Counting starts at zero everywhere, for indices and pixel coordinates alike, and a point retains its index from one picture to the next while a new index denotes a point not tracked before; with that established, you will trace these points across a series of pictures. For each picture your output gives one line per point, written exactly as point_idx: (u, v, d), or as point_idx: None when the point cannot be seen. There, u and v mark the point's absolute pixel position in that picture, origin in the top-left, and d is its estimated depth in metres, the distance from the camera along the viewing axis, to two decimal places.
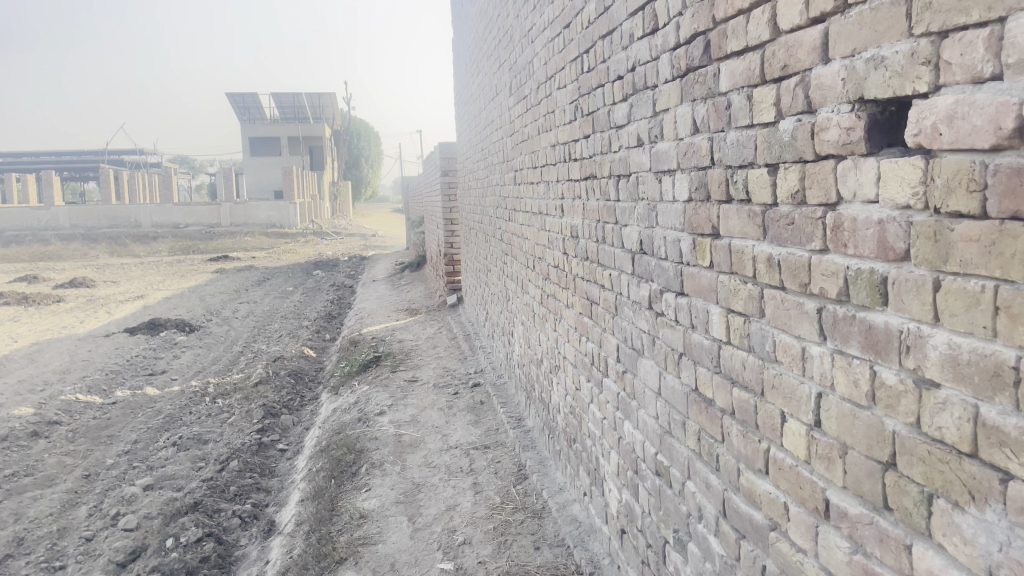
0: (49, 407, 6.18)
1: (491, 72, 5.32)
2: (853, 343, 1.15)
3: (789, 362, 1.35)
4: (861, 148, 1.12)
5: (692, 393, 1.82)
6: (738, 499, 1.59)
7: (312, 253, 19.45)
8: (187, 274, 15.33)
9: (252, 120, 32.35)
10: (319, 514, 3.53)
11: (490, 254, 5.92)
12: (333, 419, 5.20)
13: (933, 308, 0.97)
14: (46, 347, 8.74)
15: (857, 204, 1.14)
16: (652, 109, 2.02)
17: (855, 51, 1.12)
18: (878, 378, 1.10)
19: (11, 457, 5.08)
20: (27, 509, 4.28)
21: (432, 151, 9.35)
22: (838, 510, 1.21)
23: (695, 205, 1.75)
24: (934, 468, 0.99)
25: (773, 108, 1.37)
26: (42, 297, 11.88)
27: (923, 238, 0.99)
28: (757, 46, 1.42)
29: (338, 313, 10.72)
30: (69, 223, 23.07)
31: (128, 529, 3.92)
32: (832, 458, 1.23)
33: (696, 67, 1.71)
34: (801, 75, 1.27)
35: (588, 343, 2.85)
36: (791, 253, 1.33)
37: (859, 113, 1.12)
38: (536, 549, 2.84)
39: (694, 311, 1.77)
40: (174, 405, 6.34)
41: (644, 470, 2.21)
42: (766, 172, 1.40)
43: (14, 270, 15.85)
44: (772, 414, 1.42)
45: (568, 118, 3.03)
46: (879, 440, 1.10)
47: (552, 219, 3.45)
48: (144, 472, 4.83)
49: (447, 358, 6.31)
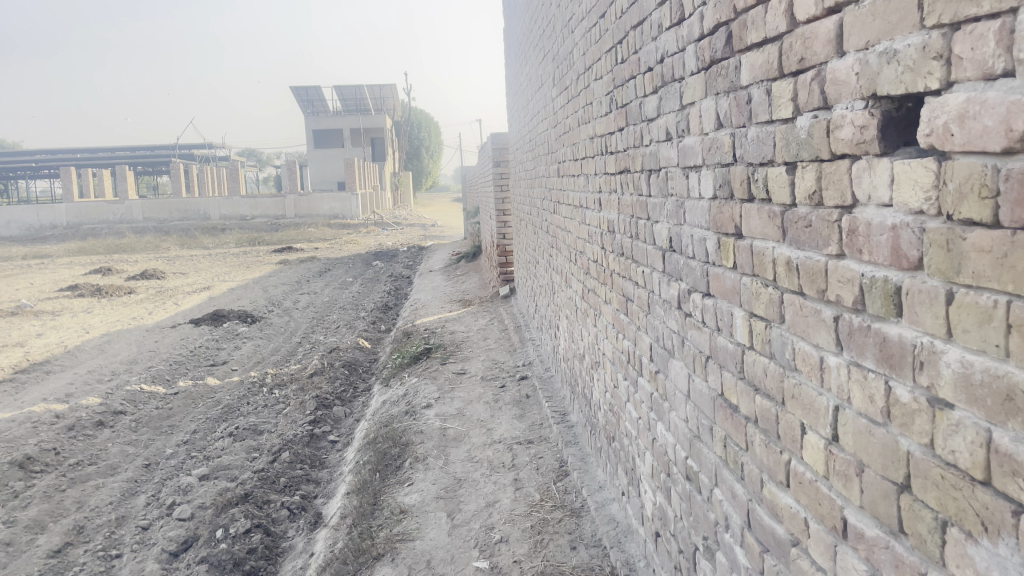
0: (115, 397, 6.39)
1: (537, 62, 5.23)
2: (868, 356, 1.08)
3: (808, 372, 1.28)
4: (875, 147, 1.04)
5: (718, 398, 1.76)
6: (762, 510, 1.52)
7: (372, 244, 19.67)
8: (252, 265, 15.69)
9: (315, 113, 32.90)
10: (362, 508, 3.55)
11: (538, 246, 5.87)
12: (382, 411, 5.24)
13: (946, 322, 0.90)
14: (116, 338, 9.04)
15: (872, 208, 1.07)
16: (679, 103, 1.95)
17: (868, 44, 1.04)
18: (892, 394, 1.03)
19: (77, 446, 5.28)
20: (89, 498, 4.45)
21: (484, 142, 9.36)
22: (855, 530, 1.14)
23: (720, 203, 1.68)
24: (947, 495, 0.92)
25: (790, 105, 1.30)
26: (115, 289, 12.29)
27: (936, 246, 0.91)
28: (775, 39, 1.35)
29: (395, 303, 10.84)
30: (142, 216, 23.80)
31: (182, 519, 4.02)
32: (849, 476, 1.16)
33: (719, 59, 1.64)
34: (817, 69, 1.20)
35: (625, 341, 2.79)
36: (809, 257, 1.25)
37: (873, 110, 1.05)
38: (572, 549, 2.82)
39: (720, 313, 1.70)
40: (233, 395, 6.50)
41: (676, 474, 2.16)
42: (784, 171, 1.33)
43: (89, 262, 16.42)
44: (793, 424, 1.35)
45: (605, 110, 2.96)
46: (894, 460, 1.03)
47: (591, 213, 3.40)
48: (201, 462, 4.95)
49: (497, 350, 6.31)
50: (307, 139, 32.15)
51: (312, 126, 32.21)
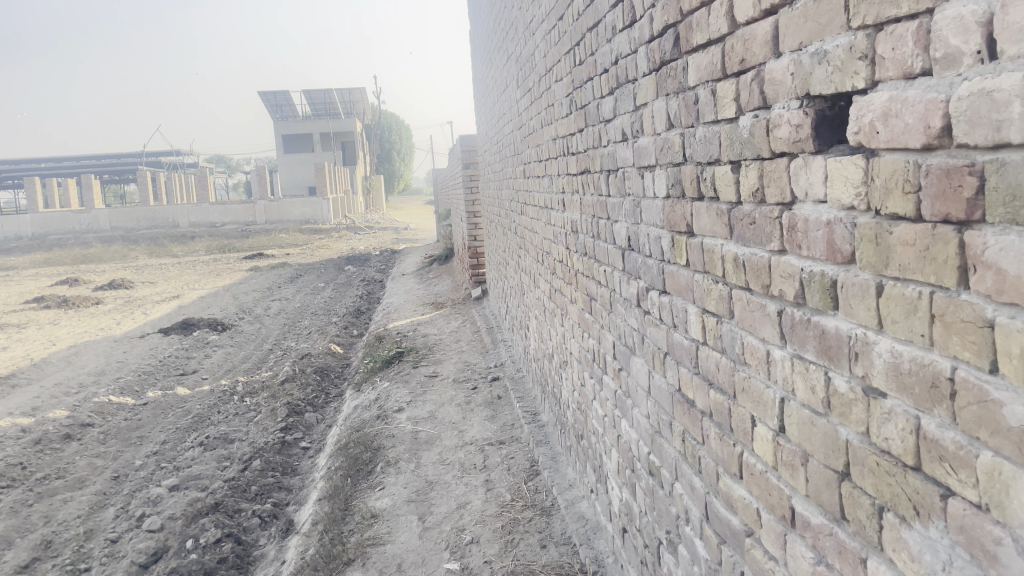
0: (82, 410, 6.31)
1: (502, 63, 5.24)
2: (809, 348, 1.11)
3: (756, 365, 1.31)
4: (810, 145, 1.07)
5: (676, 393, 1.78)
6: (718, 503, 1.55)
7: (344, 249, 19.60)
8: (222, 272, 15.54)
9: (284, 117, 32.67)
10: (333, 514, 3.54)
11: (508, 247, 5.88)
12: (354, 416, 5.22)
13: (877, 312, 0.93)
14: (83, 349, 8.92)
15: (809, 204, 1.09)
16: (633, 104, 1.98)
17: (802, 45, 1.07)
18: (831, 385, 1.05)
19: (44, 461, 5.21)
20: (56, 511, 4.39)
21: (453, 145, 9.36)
22: (802, 519, 1.17)
23: (672, 202, 1.71)
24: (882, 481, 0.95)
25: (733, 105, 1.33)
26: (82, 300, 12.12)
27: (866, 241, 0.94)
28: (718, 40, 1.38)
29: (367, 308, 10.80)
30: (109, 225, 23.48)
31: (152, 530, 3.98)
32: (795, 466, 1.18)
33: (668, 61, 1.66)
34: (756, 70, 1.23)
35: (590, 339, 2.82)
36: (754, 253, 1.28)
37: (807, 109, 1.08)
38: (542, 548, 2.83)
39: (675, 310, 1.73)
40: (203, 404, 6.44)
41: (640, 470, 2.18)
42: (730, 170, 1.36)
43: (55, 273, 16.17)
44: (744, 417, 1.38)
45: (565, 111, 2.99)
46: (834, 449, 1.06)
47: (556, 214, 3.43)
48: (171, 472, 4.91)
49: (469, 352, 6.32)
50: (277, 144, 31.93)
51: (281, 131, 31.98)
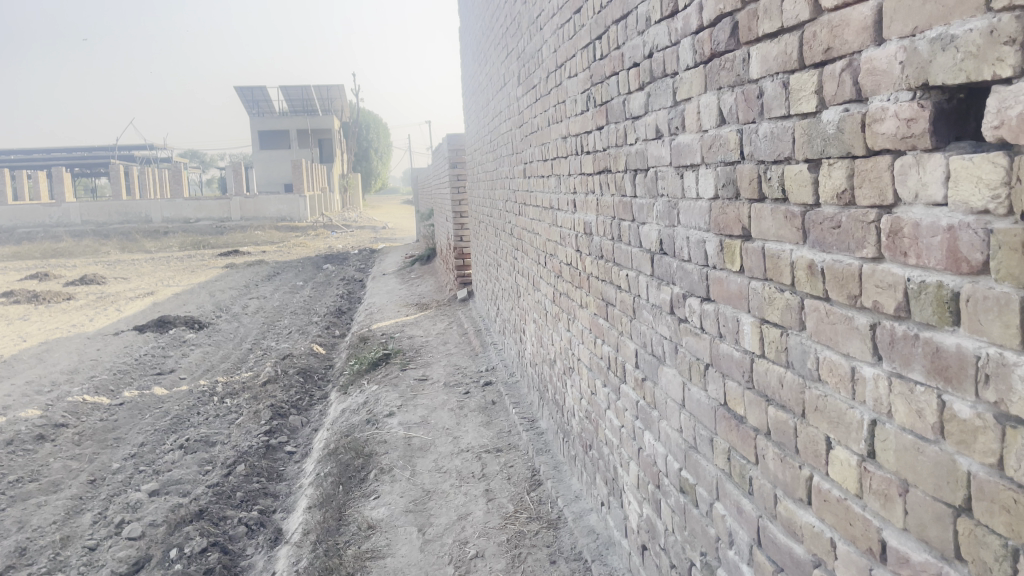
0: (56, 409, 6.08)
1: (499, 60, 5.12)
2: (916, 367, 1.00)
3: (836, 383, 1.20)
4: (925, 142, 0.97)
5: (720, 408, 1.67)
6: (775, 528, 1.44)
7: (322, 247, 19.31)
8: (197, 269, 15.24)
9: (262, 113, 32.24)
10: (326, 523, 3.39)
11: (500, 248, 5.77)
12: (342, 420, 5.06)
13: (1019, 332, 0.83)
14: (55, 346, 8.64)
15: (919, 207, 0.99)
16: (672, 99, 1.87)
17: (916, 30, 0.97)
18: (947, 409, 0.95)
19: (16, 462, 4.99)
20: (31, 517, 4.20)
21: (440, 144, 9.21)
22: (897, 555, 1.07)
23: (722, 204, 1.60)
24: (1021, 520, 0.84)
25: (813, 97, 1.22)
26: (53, 295, 11.79)
27: (1007, 249, 0.84)
28: (794, 27, 1.27)
29: (347, 307, 10.61)
30: (79, 219, 22.93)
31: (132, 538, 3.81)
32: (889, 496, 1.08)
33: (722, 52, 1.56)
34: (847, 59, 1.12)
35: (604, 347, 2.71)
36: (838, 260, 1.17)
37: (922, 102, 0.97)
38: (552, 563, 2.72)
39: (722, 318, 1.62)
40: (182, 405, 6.23)
41: (667, 486, 2.07)
42: (806, 169, 1.25)
43: (23, 268, 15.72)
44: (815, 439, 1.27)
45: (580, 108, 2.88)
46: (950, 481, 0.95)
47: (564, 214, 3.31)
48: (150, 476, 4.71)
49: (458, 355, 6.19)
50: (254, 140, 31.53)
51: (258, 127, 31.59)
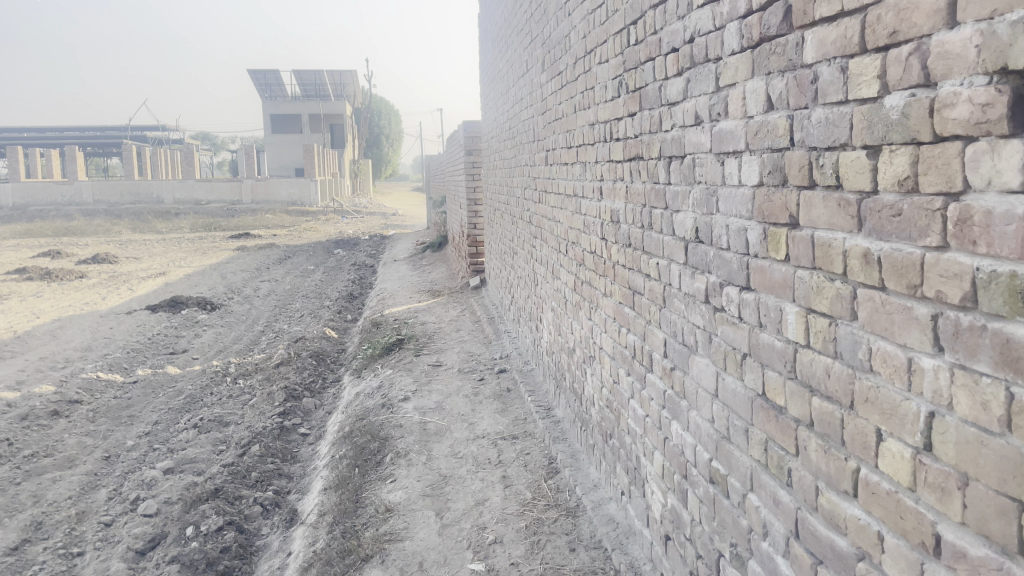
0: (70, 386, 6.10)
1: (523, 46, 5.07)
2: (983, 359, 0.98)
3: (890, 373, 1.18)
4: (1001, 128, 0.94)
5: (757, 398, 1.66)
6: (815, 520, 1.42)
7: (333, 232, 19.31)
8: (209, 251, 15.28)
9: (276, 96, 32.22)
10: (343, 505, 3.40)
11: (517, 236, 5.75)
12: (356, 404, 5.06)
13: None
14: (68, 323, 8.68)
15: (992, 195, 0.97)
16: (714, 84, 1.85)
17: (995, 13, 0.94)
18: (1015, 402, 0.93)
19: (31, 437, 5.00)
20: (46, 491, 4.21)
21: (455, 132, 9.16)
22: (953, 549, 1.05)
23: (767, 191, 1.58)
24: None
25: (876, 81, 1.19)
26: (65, 272, 11.82)
27: None
28: (856, 10, 1.24)
29: (359, 292, 10.60)
30: (92, 198, 23.02)
31: (148, 515, 3.82)
32: (947, 490, 1.06)
33: (772, 36, 1.53)
34: (916, 42, 1.09)
35: (629, 336, 2.69)
36: (897, 248, 1.15)
37: (999, 86, 0.95)
38: (572, 551, 2.71)
39: (763, 308, 1.60)
40: (195, 385, 6.24)
41: (696, 476, 2.05)
42: (865, 155, 1.23)
43: (36, 245, 15.79)
44: (865, 430, 1.25)
45: (611, 94, 2.85)
46: (1015, 475, 0.94)
47: (588, 202, 3.29)
48: (164, 455, 4.72)
49: (472, 342, 6.17)
50: (267, 123, 31.52)
51: (271, 111, 31.55)
